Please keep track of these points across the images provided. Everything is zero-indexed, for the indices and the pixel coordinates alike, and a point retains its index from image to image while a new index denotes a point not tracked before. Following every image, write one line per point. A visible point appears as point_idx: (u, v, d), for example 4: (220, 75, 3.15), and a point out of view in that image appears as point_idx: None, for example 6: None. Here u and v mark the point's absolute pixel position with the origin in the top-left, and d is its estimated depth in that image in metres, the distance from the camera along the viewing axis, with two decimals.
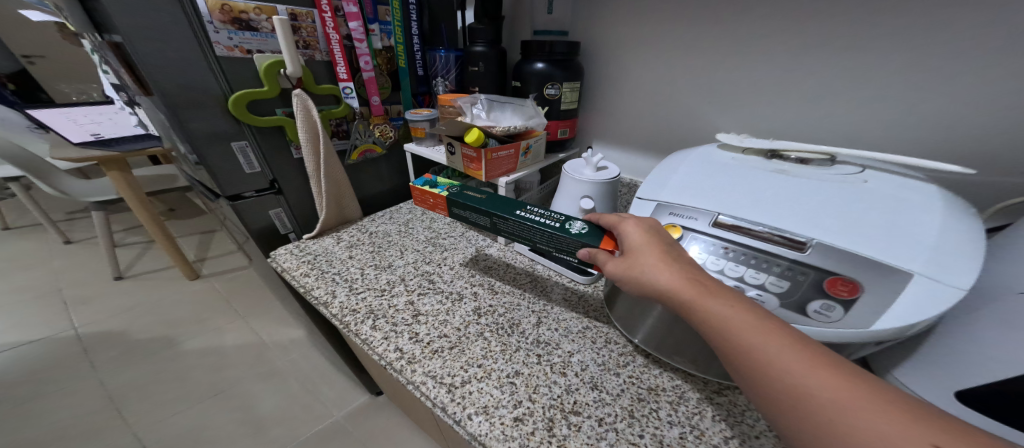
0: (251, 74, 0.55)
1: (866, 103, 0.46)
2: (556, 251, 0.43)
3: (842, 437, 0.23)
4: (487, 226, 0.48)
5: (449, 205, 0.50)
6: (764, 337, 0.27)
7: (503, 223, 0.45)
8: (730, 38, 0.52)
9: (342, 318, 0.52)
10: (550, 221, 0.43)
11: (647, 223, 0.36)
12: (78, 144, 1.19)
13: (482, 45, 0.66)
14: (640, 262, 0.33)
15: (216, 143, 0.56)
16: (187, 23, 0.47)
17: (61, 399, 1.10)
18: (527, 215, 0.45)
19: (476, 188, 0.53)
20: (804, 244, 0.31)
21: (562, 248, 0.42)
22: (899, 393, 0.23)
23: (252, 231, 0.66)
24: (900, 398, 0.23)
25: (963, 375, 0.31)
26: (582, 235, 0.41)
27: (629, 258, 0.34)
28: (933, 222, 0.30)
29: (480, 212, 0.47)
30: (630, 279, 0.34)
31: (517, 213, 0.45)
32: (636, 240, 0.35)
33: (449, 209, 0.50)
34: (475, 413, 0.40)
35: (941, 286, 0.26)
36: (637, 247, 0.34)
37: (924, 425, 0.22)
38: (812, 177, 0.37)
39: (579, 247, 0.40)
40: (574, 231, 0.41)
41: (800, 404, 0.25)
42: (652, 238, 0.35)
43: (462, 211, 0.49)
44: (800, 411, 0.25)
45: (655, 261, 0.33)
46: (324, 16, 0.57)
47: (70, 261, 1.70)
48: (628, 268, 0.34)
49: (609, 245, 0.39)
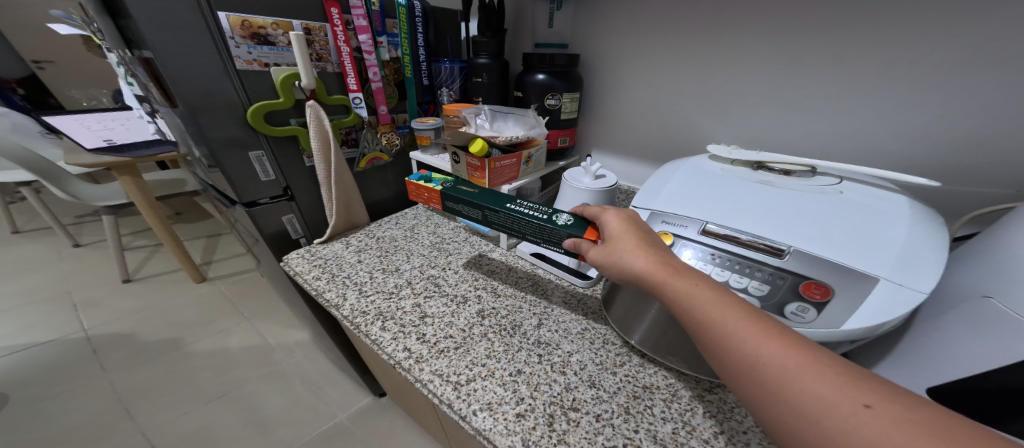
0: (267, 87, 0.58)
1: (850, 115, 0.48)
2: (544, 243, 0.45)
3: (790, 402, 0.26)
4: (479, 218, 0.50)
5: (443, 198, 0.53)
6: (729, 315, 0.30)
7: (494, 215, 0.48)
8: (722, 54, 0.54)
9: (353, 319, 0.55)
10: (539, 213, 0.46)
11: (627, 215, 0.39)
12: (92, 151, 1.23)
13: (486, 57, 0.69)
14: (619, 249, 0.36)
15: (235, 153, 0.59)
16: (210, 39, 0.51)
17: (73, 399, 1.13)
18: (517, 208, 0.47)
19: (469, 183, 0.56)
20: (783, 251, 0.34)
21: (550, 239, 0.44)
22: (845, 364, 0.26)
23: (266, 235, 0.69)
24: (846, 369, 0.26)
25: (935, 373, 0.34)
26: (568, 227, 0.43)
27: (610, 246, 0.37)
28: (900, 231, 0.32)
29: (471, 204, 0.50)
30: (610, 265, 0.37)
31: (507, 206, 0.48)
32: (616, 229, 0.38)
33: (443, 203, 0.54)
34: (480, 409, 0.42)
35: (903, 289, 0.29)
36: (616, 236, 0.37)
37: (864, 391, 0.25)
38: (793, 188, 0.39)
39: (566, 239, 0.43)
40: (561, 223, 0.43)
41: (757, 375, 0.28)
42: (631, 228, 0.38)
43: (454, 204, 0.52)
44: (757, 381, 0.28)
45: (633, 248, 0.36)
46: (336, 31, 0.60)
47: (80, 264, 1.74)
48: (608, 254, 0.37)
49: (592, 235, 0.42)
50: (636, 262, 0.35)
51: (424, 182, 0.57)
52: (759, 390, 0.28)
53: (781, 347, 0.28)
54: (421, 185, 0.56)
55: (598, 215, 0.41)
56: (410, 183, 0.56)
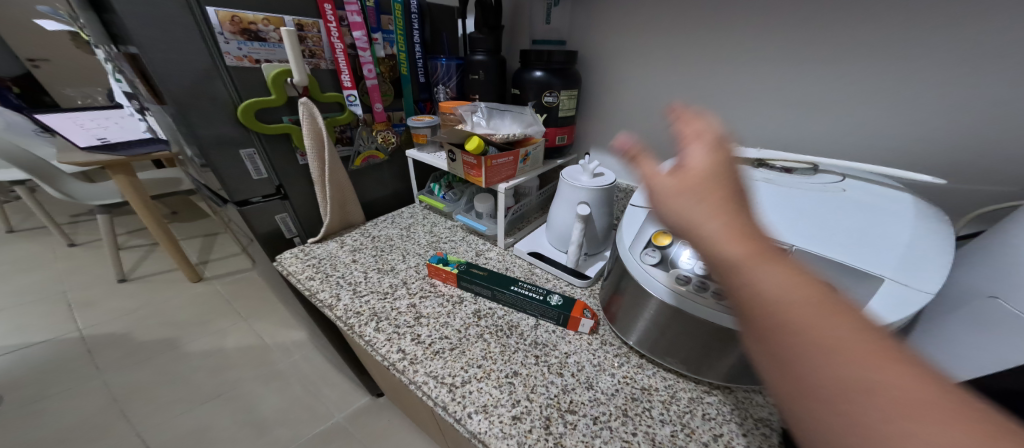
0: (259, 84, 0.57)
1: (854, 112, 0.47)
2: (540, 318, 0.54)
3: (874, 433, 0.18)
4: (489, 296, 0.57)
5: (458, 279, 0.59)
6: (821, 307, 0.20)
7: (501, 294, 0.55)
8: (723, 49, 0.53)
9: (346, 320, 0.54)
10: (537, 294, 0.54)
11: (720, 142, 0.27)
12: (85, 149, 1.21)
13: (483, 54, 0.68)
14: (683, 186, 0.26)
15: (226, 150, 0.58)
16: (199, 35, 0.50)
17: (67, 400, 1.12)
18: (519, 288, 0.56)
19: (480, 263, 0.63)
20: (785, 250, 0.33)
21: (545, 317, 0.53)
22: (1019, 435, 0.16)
23: (259, 235, 0.68)
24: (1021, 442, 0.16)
25: (941, 375, 0.33)
26: (558, 307, 0.52)
27: (670, 179, 0.27)
28: (904, 229, 0.32)
29: (484, 286, 0.57)
30: (662, 204, 0.27)
31: (512, 287, 0.56)
32: (691, 159, 0.26)
33: (458, 282, 0.59)
34: (475, 411, 0.42)
35: (909, 290, 0.28)
36: (687, 168, 0.26)
37: None
38: (794, 186, 0.39)
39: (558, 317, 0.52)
40: (553, 304, 0.52)
41: (835, 389, 0.19)
42: (719, 162, 0.26)
43: (469, 284, 0.58)
44: (834, 396, 0.19)
45: (705, 192, 0.25)
46: (329, 27, 0.59)
47: (75, 264, 1.72)
48: (666, 190, 0.26)
49: (577, 313, 0.51)
50: (693, 207, 0.25)
51: (443, 263, 0.60)
52: (818, 397, 0.20)
53: (890, 371, 0.18)
54: (440, 266, 0.60)
55: (686, 139, 0.28)
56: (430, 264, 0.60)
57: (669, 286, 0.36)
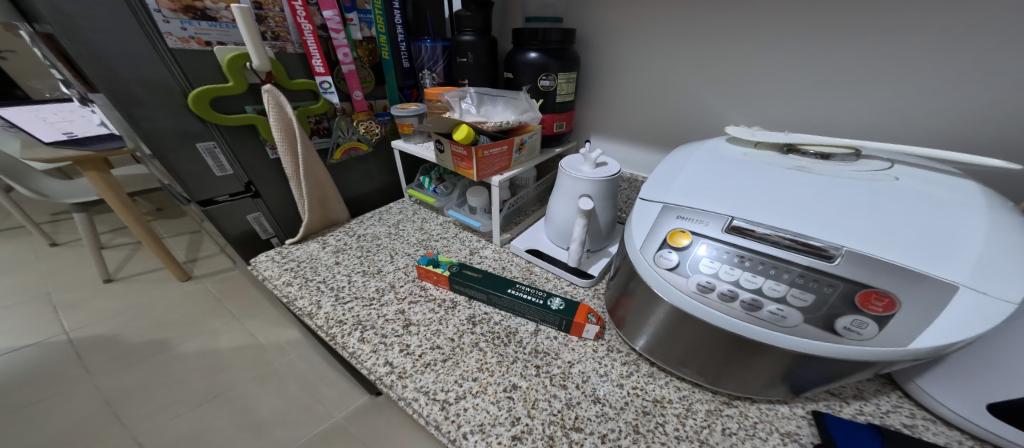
0: (212, 69, 0.50)
1: (888, 89, 0.43)
2: (540, 323, 0.49)
3: None
4: (484, 299, 0.52)
5: (449, 282, 0.54)
6: None
7: (498, 299, 0.51)
8: (741, 25, 0.48)
9: (327, 330, 0.49)
10: (536, 297, 0.49)
11: None
12: (52, 145, 1.12)
13: (471, 33, 0.61)
14: None
15: (181, 143, 0.52)
16: (131, 12, 0.43)
17: (55, 405, 1.06)
18: (518, 292, 0.51)
19: (473, 264, 0.57)
20: (830, 253, 0.28)
21: (544, 321, 0.49)
22: None
23: (229, 234, 0.63)
24: None
25: (1001, 388, 0.30)
26: (560, 311, 0.47)
27: None
28: (978, 225, 0.27)
29: (477, 290, 0.52)
30: None
31: (509, 290, 0.51)
32: None
33: (449, 285, 0.54)
34: (471, 431, 0.37)
35: (988, 298, 0.24)
36: None
37: None
38: (836, 175, 0.34)
39: (559, 321, 0.47)
40: (554, 307, 0.48)
41: None
42: None
43: (462, 287, 0.53)
44: None
45: None
46: (295, 5, 0.52)
47: (57, 264, 1.64)
48: None
49: (581, 317, 0.46)
50: None
51: (433, 264, 0.55)
52: None
53: None
54: (430, 268, 0.55)
55: None
56: (419, 267, 0.55)
57: (690, 294, 0.31)
